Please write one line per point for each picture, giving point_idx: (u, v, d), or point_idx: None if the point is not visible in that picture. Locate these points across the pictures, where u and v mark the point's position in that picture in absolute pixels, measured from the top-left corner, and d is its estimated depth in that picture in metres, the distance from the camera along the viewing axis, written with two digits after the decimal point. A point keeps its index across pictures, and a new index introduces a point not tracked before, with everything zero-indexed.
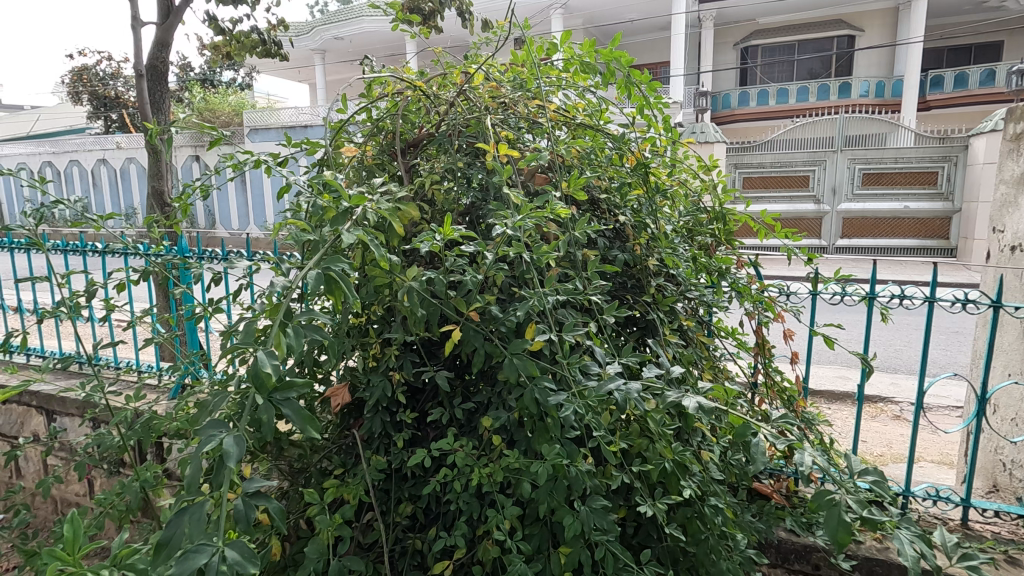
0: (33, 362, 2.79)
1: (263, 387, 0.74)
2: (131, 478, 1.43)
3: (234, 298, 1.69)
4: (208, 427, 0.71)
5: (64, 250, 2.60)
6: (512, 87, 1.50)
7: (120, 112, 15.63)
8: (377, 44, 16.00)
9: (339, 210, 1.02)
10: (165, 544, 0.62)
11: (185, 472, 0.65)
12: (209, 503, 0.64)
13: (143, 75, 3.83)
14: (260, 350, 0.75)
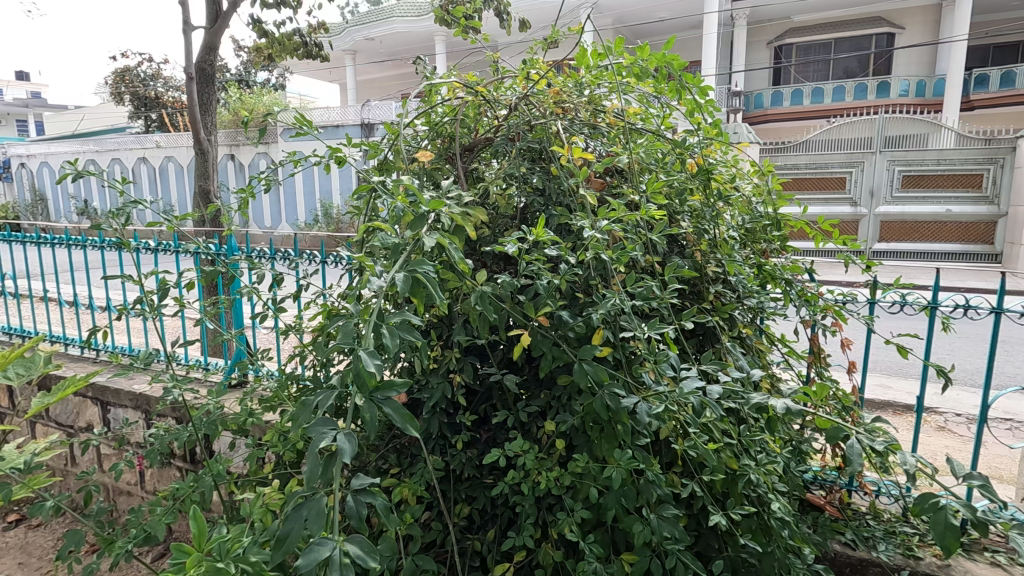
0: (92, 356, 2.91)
1: (364, 385, 0.75)
2: (204, 471, 1.50)
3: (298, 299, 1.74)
4: (315, 425, 0.72)
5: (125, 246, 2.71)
6: (572, 92, 1.51)
7: (159, 111, 16.13)
8: (407, 45, 16.19)
9: (415, 213, 1.04)
10: (284, 538, 0.64)
11: (303, 469, 0.67)
12: (325, 498, 0.65)
13: (193, 77, 3.98)
14: (362, 349, 0.76)
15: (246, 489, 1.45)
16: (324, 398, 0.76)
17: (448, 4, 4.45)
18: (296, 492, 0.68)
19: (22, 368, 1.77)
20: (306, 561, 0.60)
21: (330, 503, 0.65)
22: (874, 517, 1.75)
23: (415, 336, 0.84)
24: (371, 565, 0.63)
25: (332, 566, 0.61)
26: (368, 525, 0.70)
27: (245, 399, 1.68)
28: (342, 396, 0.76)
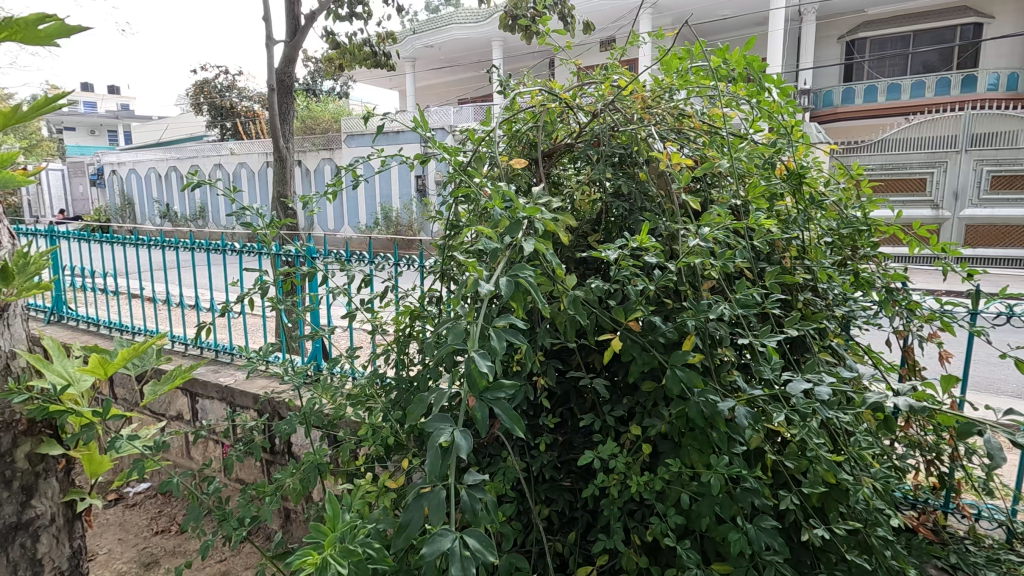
0: (191, 351, 3.15)
1: (474, 385, 0.81)
2: (303, 461, 1.60)
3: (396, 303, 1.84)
4: (431, 419, 0.78)
5: (221, 247, 2.91)
6: (658, 95, 1.49)
7: (234, 120, 17.13)
8: (465, 51, 16.47)
9: (510, 218, 1.08)
10: (404, 527, 0.74)
11: (424, 463, 0.73)
12: (441, 492, 0.73)
13: (274, 88, 4.22)
14: (475, 350, 0.81)
15: (342, 479, 1.55)
16: (439, 396, 0.82)
17: (513, 11, 4.53)
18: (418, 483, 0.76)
19: (138, 360, 1.86)
20: (430, 552, 0.67)
21: (445, 497, 0.72)
22: (975, 543, 1.62)
23: (520, 336, 0.87)
24: (488, 560, 0.70)
25: (453, 557, 0.68)
26: (483, 517, 0.76)
27: (335, 395, 1.76)
28: (454, 395, 0.82)
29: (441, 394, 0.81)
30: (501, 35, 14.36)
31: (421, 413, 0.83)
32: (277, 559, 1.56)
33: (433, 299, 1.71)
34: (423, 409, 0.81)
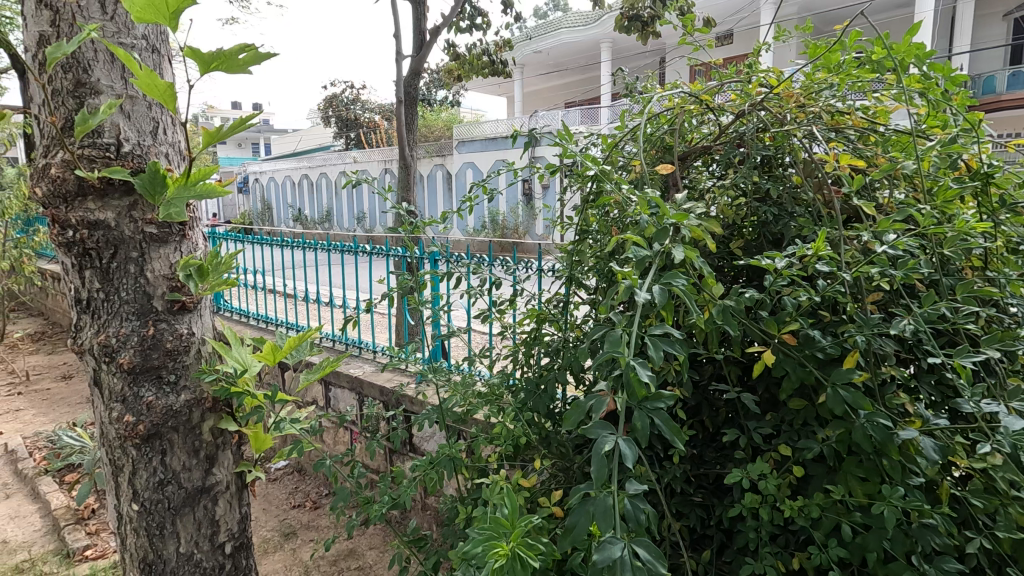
0: (328, 345, 3.42)
1: (634, 396, 0.83)
2: (437, 454, 1.68)
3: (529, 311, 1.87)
4: (592, 425, 0.82)
5: (360, 248, 3.15)
6: (813, 91, 1.39)
7: (357, 131, 18.56)
8: (574, 56, 16.50)
9: (657, 224, 1.08)
10: (571, 530, 0.77)
11: (591, 469, 0.76)
12: (607, 498, 0.75)
13: (403, 100, 4.50)
14: (634, 360, 0.84)
15: (476, 474, 1.62)
16: (597, 402, 0.85)
17: (629, 11, 4.47)
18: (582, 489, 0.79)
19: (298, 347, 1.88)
20: (603, 558, 0.70)
21: (613, 505, 0.74)
22: None
23: (677, 345, 0.88)
24: (660, 571, 0.72)
25: (625, 565, 0.70)
26: (645, 526, 0.78)
27: (465, 393, 1.84)
28: (614, 402, 0.85)
29: (600, 401, 0.84)
30: (609, 36, 14.25)
31: (576, 419, 0.85)
32: (414, 543, 1.68)
33: (566, 306, 1.74)
34: (578, 415, 0.84)
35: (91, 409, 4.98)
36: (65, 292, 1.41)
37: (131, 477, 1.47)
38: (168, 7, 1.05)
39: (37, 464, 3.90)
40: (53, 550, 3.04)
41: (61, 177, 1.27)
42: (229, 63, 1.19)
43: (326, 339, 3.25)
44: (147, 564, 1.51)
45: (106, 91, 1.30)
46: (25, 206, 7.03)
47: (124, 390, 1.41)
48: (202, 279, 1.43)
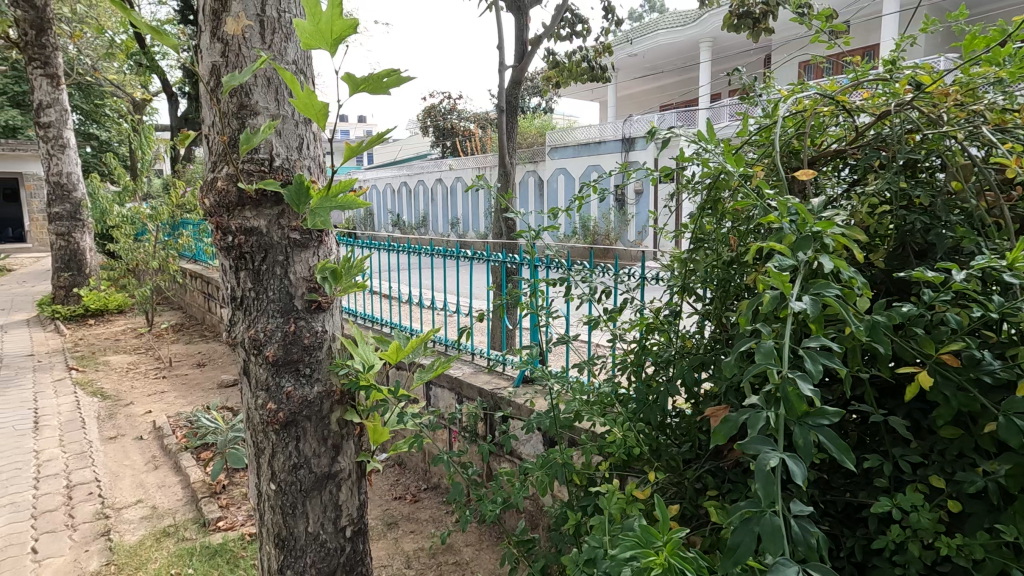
0: (435, 347, 3.57)
1: (794, 410, 0.90)
2: (548, 460, 1.72)
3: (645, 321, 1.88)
4: (750, 441, 0.88)
5: (469, 256, 3.29)
6: (975, 87, 1.28)
7: (453, 139, 19.26)
8: (672, 57, 16.05)
9: (797, 234, 1.06)
10: (735, 548, 0.82)
11: (756, 487, 0.82)
12: (772, 518, 0.81)
13: (504, 111, 4.62)
14: (793, 375, 0.90)
15: (588, 481, 1.64)
16: (753, 416, 0.92)
17: (738, 8, 4.30)
18: (744, 507, 0.85)
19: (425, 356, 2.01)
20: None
21: (780, 526, 0.80)
22: None
23: (837, 359, 0.91)
24: None
25: None
26: (814, 552, 0.83)
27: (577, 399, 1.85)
28: (772, 418, 0.90)
29: (757, 417, 0.91)
30: (709, 35, 13.78)
31: (732, 433, 0.92)
32: (522, 545, 1.78)
33: (686, 319, 1.78)
34: (735, 430, 0.91)
35: (221, 394, 5.55)
36: (222, 291, 1.58)
37: (270, 459, 1.62)
38: (333, 33, 1.21)
39: (179, 441, 4.40)
40: (192, 518, 3.42)
41: (226, 190, 1.44)
42: (375, 87, 1.34)
43: (437, 344, 3.41)
44: (280, 539, 1.66)
45: (263, 112, 1.46)
46: (173, 212, 7.99)
47: (268, 380, 1.55)
48: (336, 282, 1.56)
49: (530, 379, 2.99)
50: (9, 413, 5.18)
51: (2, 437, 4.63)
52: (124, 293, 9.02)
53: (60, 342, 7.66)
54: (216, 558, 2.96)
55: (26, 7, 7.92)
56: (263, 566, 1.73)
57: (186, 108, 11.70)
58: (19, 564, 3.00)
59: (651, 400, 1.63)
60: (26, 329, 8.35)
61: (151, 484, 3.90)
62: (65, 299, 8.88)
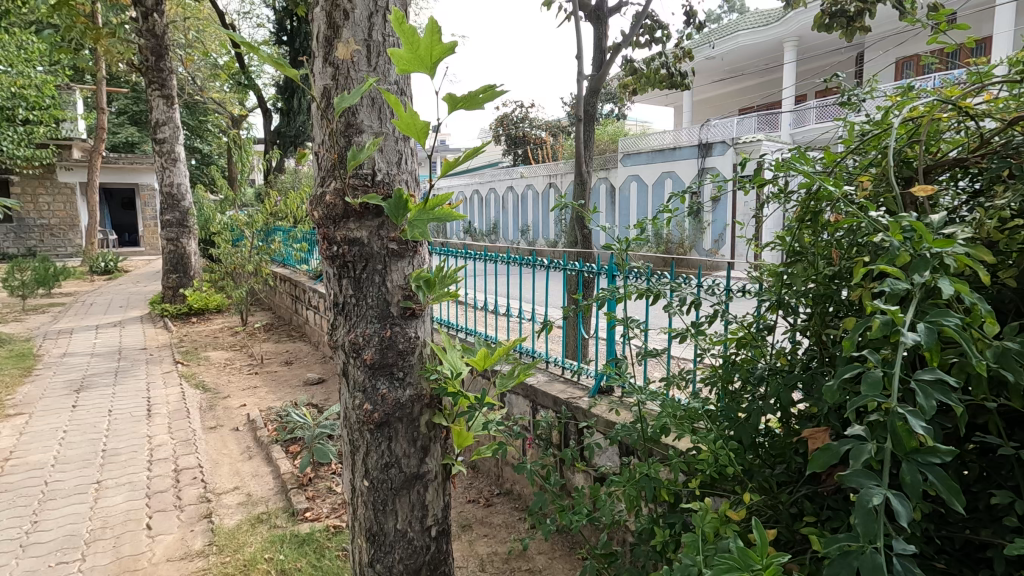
0: (521, 358, 3.61)
1: (903, 446, 0.88)
2: (634, 475, 1.70)
3: (736, 336, 1.84)
4: (852, 473, 0.89)
5: (549, 265, 3.32)
6: None
7: (525, 147, 19.43)
8: (754, 58, 15.42)
9: (912, 253, 1.03)
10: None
11: (857, 523, 0.84)
12: (872, 555, 0.83)
13: (582, 120, 4.63)
14: (903, 410, 0.87)
15: (675, 498, 1.61)
16: (856, 447, 0.92)
17: (831, 7, 4.09)
18: (845, 541, 0.87)
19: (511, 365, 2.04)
20: None
21: (880, 563, 0.82)
22: None
23: (953, 394, 0.89)
24: None
25: None
26: None
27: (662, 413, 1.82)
28: (876, 449, 0.90)
29: (860, 449, 0.91)
30: (795, 35, 13.15)
31: (832, 461, 0.93)
32: (604, 558, 1.78)
33: (786, 334, 1.73)
34: (835, 460, 0.92)
35: (307, 391, 5.89)
36: (325, 297, 1.69)
37: (364, 457, 1.70)
38: (432, 57, 1.27)
39: (270, 434, 4.72)
40: (282, 507, 3.65)
41: (333, 204, 1.55)
42: (471, 103, 1.38)
43: (521, 354, 3.45)
44: (371, 533, 1.74)
45: (368, 130, 1.56)
46: (267, 220, 8.59)
47: (365, 382, 1.64)
48: (430, 291, 1.64)
49: (607, 390, 2.97)
50: (126, 401, 5.75)
51: (121, 422, 5.14)
52: (222, 294, 9.78)
53: (168, 337, 8.42)
54: (304, 547, 3.14)
55: (148, 35, 8.81)
56: (355, 560, 1.82)
57: (278, 122, 12.55)
58: (136, 538, 3.32)
59: (744, 419, 1.59)
60: (139, 324, 9.24)
61: (246, 472, 4.20)
62: (173, 298, 9.75)
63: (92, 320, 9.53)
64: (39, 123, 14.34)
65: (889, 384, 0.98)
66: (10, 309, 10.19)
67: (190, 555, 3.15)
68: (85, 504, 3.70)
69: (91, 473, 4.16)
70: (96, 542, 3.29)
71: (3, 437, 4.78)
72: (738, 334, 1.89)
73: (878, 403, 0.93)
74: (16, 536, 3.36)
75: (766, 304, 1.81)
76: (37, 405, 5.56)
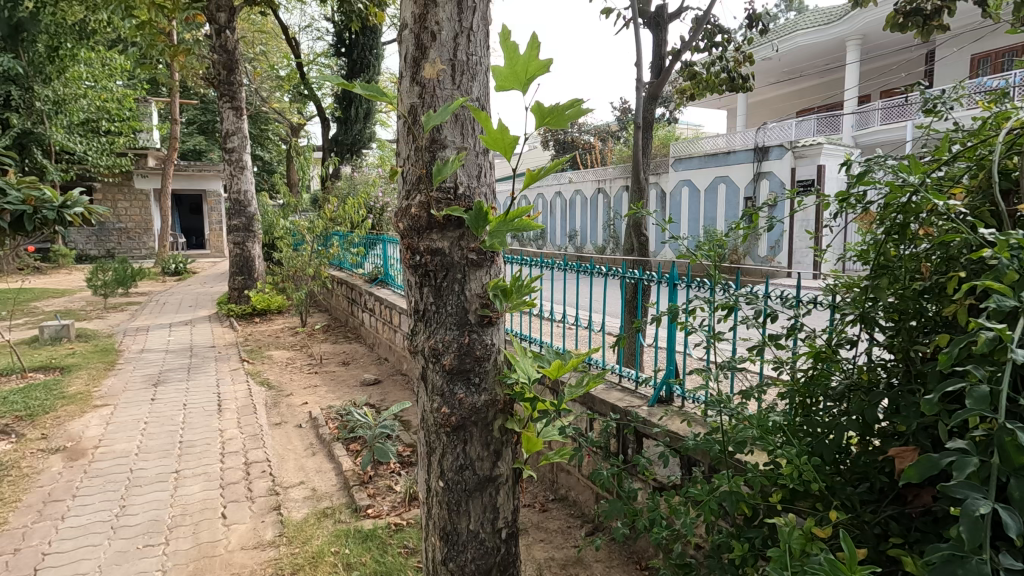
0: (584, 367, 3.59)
1: (1011, 461, 0.88)
2: (709, 487, 1.69)
3: (816, 349, 1.81)
4: (956, 484, 0.89)
5: (610, 272, 3.30)
6: None
7: (574, 152, 19.40)
8: (815, 58, 14.92)
9: (1020, 271, 1.01)
10: None
11: (963, 532, 0.84)
12: (977, 563, 0.84)
13: (641, 126, 4.63)
14: (1014, 426, 0.87)
15: (748, 509, 1.60)
16: (960, 460, 0.91)
17: (905, 6, 3.91)
18: (948, 548, 0.87)
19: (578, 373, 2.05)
20: None
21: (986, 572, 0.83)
22: None
23: None
24: None
25: None
26: None
27: (738, 426, 1.80)
28: (981, 463, 0.90)
29: (965, 461, 0.90)
30: (859, 32, 12.62)
31: (932, 473, 0.94)
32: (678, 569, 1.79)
33: (870, 347, 1.69)
34: (935, 471, 0.92)
35: (365, 391, 6.08)
36: (406, 304, 1.77)
37: (440, 458, 1.77)
38: (527, 74, 1.34)
39: (332, 432, 4.91)
40: (345, 503, 3.79)
41: (418, 215, 1.62)
42: (557, 120, 1.44)
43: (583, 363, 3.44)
44: (445, 532, 1.80)
45: (451, 145, 1.63)
46: (326, 226, 8.94)
47: (443, 387, 1.71)
48: (506, 299, 1.69)
49: (666, 399, 2.95)
50: (199, 396, 6.09)
51: (195, 416, 5.46)
52: (283, 295, 10.22)
53: (234, 336, 8.88)
54: (368, 542, 3.26)
55: (221, 51, 9.34)
56: (427, 557, 1.88)
57: (336, 131, 13.04)
58: (213, 526, 3.53)
59: (827, 436, 1.56)
60: (208, 324, 9.76)
61: (310, 468, 4.38)
62: (238, 299, 10.25)
63: (166, 318, 10.14)
64: (119, 134, 15.36)
65: (992, 400, 0.97)
66: (94, 307, 10.98)
67: (262, 544, 3.33)
68: (166, 492, 3.96)
69: (170, 462, 4.45)
70: (177, 527, 3.52)
71: (92, 426, 5.16)
72: (818, 346, 1.85)
73: (982, 418, 0.92)
74: (107, 518, 3.63)
75: (847, 316, 1.77)
76: (120, 397, 5.98)
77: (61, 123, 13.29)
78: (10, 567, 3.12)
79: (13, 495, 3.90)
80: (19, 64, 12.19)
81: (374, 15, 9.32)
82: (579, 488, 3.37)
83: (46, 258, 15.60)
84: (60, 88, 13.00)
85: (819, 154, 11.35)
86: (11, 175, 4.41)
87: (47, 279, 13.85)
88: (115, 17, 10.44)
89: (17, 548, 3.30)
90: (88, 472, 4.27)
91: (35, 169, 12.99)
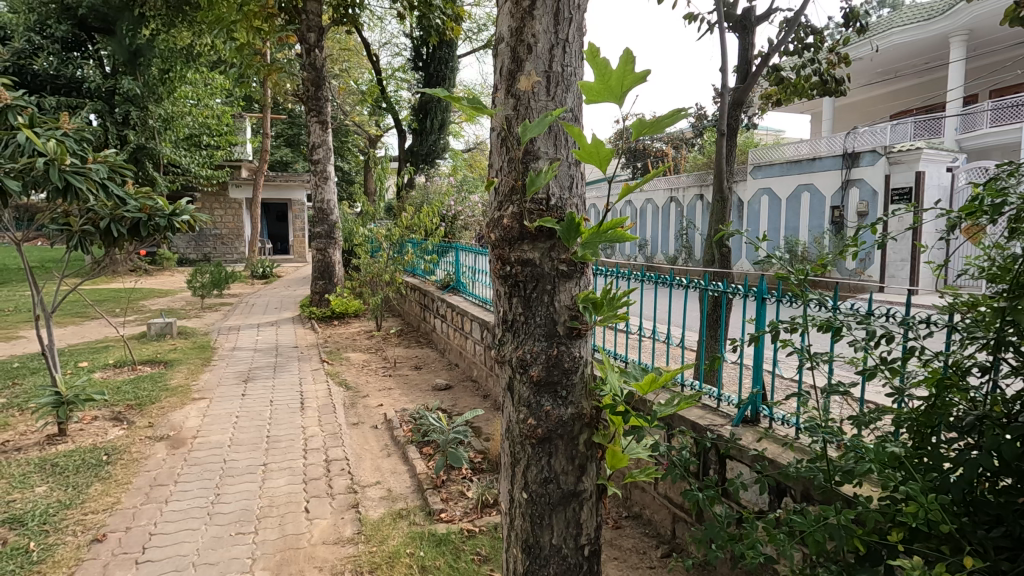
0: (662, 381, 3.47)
1: None
2: (812, 518, 1.58)
3: (937, 376, 1.65)
4: None
5: (692, 283, 3.17)
6: None
7: (645, 160, 19.02)
8: (916, 57, 13.91)
9: None
10: None
11: None
12: None
13: (725, 134, 4.46)
14: None
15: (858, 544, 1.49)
16: None
17: None
18: None
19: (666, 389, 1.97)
20: None
21: None
22: None
23: None
24: None
25: None
26: None
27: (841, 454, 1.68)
28: None
29: None
30: (965, 28, 11.63)
31: None
32: None
33: (1003, 375, 1.52)
34: None
35: (437, 396, 6.20)
36: (494, 314, 1.78)
37: (525, 469, 1.76)
38: (621, 86, 1.33)
39: (406, 435, 5.05)
40: (420, 505, 3.87)
41: (511, 226, 1.63)
42: (656, 128, 1.42)
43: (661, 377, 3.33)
44: (527, 545, 1.78)
45: (544, 156, 1.64)
46: (402, 234, 9.23)
47: (530, 398, 1.70)
48: (596, 311, 1.66)
49: (752, 419, 2.79)
50: (283, 393, 6.45)
51: (281, 413, 5.77)
52: (360, 300, 10.64)
53: (315, 338, 9.33)
54: (442, 547, 3.30)
55: (310, 68, 9.84)
56: (509, 567, 1.87)
57: (412, 142, 13.51)
58: (298, 519, 3.70)
59: (953, 472, 1.42)
60: (292, 325, 10.35)
61: (386, 469, 4.51)
62: (319, 302, 10.76)
63: (255, 319, 10.83)
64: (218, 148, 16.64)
65: None
66: (193, 307, 11.89)
67: (342, 541, 3.46)
68: (255, 483, 4.21)
69: (259, 455, 4.72)
70: (265, 518, 3.72)
71: (191, 417, 5.58)
72: (939, 371, 1.68)
73: None
74: (203, 504, 3.90)
75: (977, 339, 1.59)
76: (215, 391, 6.43)
77: (169, 138, 14.54)
78: (122, 544, 3.41)
79: (124, 478, 4.27)
80: (137, 85, 13.21)
81: (451, 29, 9.55)
82: (656, 505, 3.26)
83: (154, 261, 17.13)
84: (170, 106, 14.24)
85: (918, 159, 10.29)
86: (130, 186, 4.85)
87: (154, 279, 15.17)
88: (218, 41, 11.35)
89: (128, 527, 3.61)
90: (188, 460, 4.62)
91: (147, 180, 14.28)
